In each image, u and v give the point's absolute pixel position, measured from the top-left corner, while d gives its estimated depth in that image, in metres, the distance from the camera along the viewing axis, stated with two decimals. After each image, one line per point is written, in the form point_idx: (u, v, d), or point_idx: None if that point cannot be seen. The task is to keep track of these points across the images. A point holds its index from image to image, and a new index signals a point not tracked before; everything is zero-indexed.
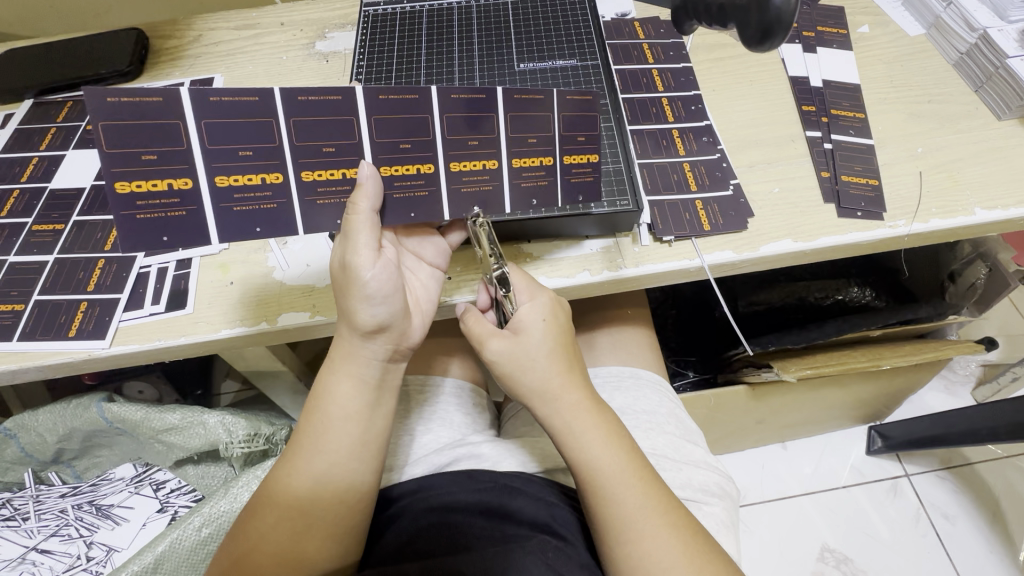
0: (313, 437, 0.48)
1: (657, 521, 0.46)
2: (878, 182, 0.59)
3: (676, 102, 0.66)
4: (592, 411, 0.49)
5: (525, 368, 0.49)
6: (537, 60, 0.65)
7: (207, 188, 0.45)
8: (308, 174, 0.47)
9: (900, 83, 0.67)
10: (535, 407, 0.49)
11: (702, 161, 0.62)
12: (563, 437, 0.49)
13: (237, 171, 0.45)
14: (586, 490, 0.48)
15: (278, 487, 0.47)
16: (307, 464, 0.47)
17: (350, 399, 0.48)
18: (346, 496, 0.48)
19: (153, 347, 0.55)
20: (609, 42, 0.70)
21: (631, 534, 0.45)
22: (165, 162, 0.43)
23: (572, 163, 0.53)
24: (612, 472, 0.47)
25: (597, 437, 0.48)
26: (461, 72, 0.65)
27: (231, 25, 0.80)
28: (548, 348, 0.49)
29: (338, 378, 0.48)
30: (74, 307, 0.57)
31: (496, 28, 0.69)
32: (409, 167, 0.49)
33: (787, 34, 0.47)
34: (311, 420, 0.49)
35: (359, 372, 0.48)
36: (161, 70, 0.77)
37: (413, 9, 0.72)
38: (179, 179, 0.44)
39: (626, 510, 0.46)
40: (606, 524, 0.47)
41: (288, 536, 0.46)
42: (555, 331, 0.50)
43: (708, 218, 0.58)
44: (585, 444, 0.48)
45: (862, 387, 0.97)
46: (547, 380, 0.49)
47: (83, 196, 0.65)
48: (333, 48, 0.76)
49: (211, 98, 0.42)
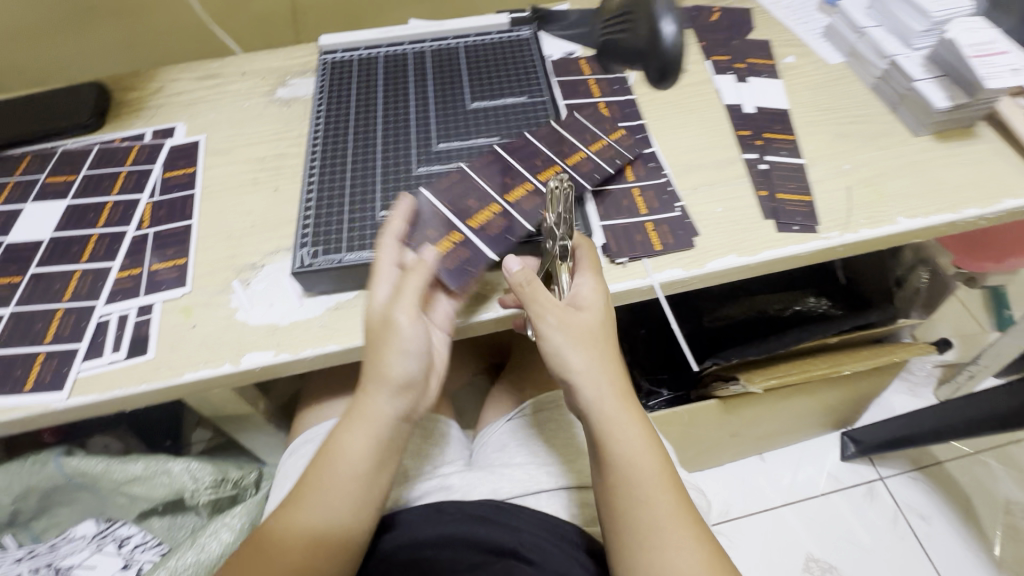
0: (323, 490, 0.49)
1: (686, 541, 0.47)
2: (812, 198, 0.64)
3: (627, 131, 0.68)
4: (623, 398, 0.51)
5: (589, 343, 0.50)
6: (490, 98, 0.69)
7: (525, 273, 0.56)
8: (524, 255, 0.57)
9: (824, 107, 0.73)
10: (576, 394, 0.51)
11: (650, 186, 0.65)
12: (606, 439, 0.50)
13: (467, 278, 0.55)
14: (617, 505, 0.49)
15: (273, 534, 0.48)
16: (297, 516, 0.48)
17: (361, 459, 0.50)
18: (338, 553, 0.48)
19: (113, 396, 0.54)
20: (559, 80, 0.74)
21: (659, 553, 0.47)
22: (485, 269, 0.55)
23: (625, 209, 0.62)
24: (646, 478, 0.49)
25: (636, 438, 0.50)
26: (418, 113, 0.68)
27: (192, 76, 0.84)
28: (605, 325, 0.52)
29: (353, 435, 0.50)
30: (32, 360, 0.56)
31: (451, 69, 0.73)
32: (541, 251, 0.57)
33: (678, 70, 0.53)
34: (320, 472, 0.50)
35: (375, 432, 0.50)
36: (123, 121, 0.79)
37: (371, 55, 0.75)
38: None
39: (654, 522, 0.48)
40: (637, 543, 0.47)
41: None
42: (609, 312, 0.52)
43: (659, 239, 0.61)
44: (620, 449, 0.49)
45: (828, 393, 1.01)
46: (590, 367, 0.50)
47: (41, 248, 0.65)
48: (295, 94, 0.79)
49: (481, 220, 0.57)
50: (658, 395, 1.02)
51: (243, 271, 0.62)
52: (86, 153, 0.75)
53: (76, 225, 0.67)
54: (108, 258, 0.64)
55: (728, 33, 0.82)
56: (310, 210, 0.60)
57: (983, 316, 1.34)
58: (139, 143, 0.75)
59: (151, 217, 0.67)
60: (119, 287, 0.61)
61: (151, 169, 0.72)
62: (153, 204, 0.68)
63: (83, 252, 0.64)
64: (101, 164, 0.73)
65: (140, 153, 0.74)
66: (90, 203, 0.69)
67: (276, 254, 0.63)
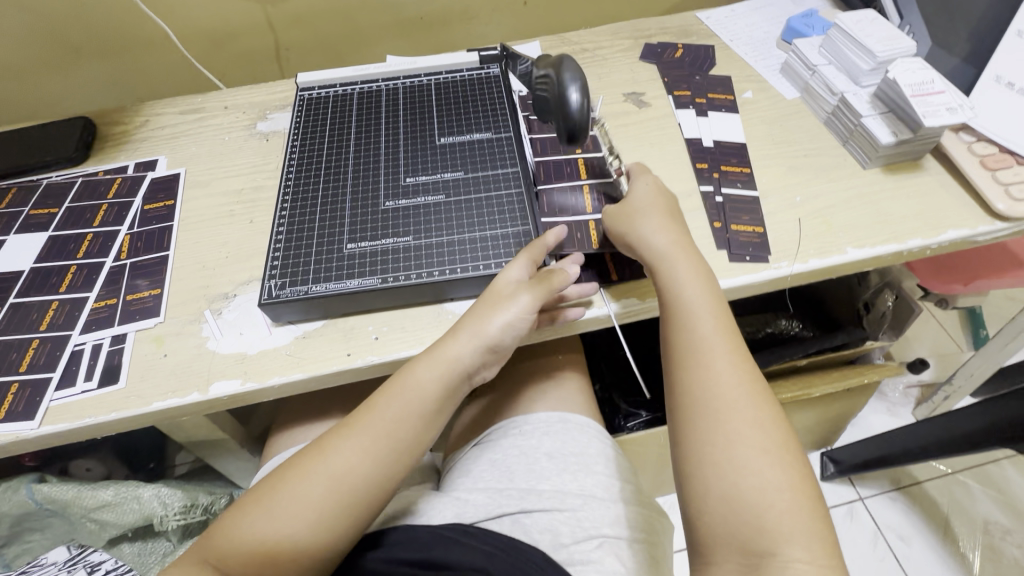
0: (383, 417, 0.53)
1: (760, 411, 0.49)
2: (764, 230, 0.66)
3: (591, 162, 0.71)
4: (716, 308, 0.55)
5: (674, 259, 0.57)
6: (458, 134, 0.72)
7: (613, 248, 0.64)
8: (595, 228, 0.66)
9: (779, 140, 0.76)
10: (669, 290, 0.56)
11: None
12: (686, 308, 0.55)
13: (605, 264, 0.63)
14: (689, 383, 0.51)
15: (249, 524, 0.48)
16: (354, 445, 0.51)
17: (426, 399, 0.54)
18: (348, 508, 0.50)
19: (83, 425, 0.56)
20: (528, 119, 0.77)
21: (729, 410, 0.49)
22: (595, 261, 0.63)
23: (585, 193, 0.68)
24: (719, 373, 0.51)
25: (716, 336, 0.53)
26: (388, 148, 0.71)
27: (176, 110, 0.87)
28: (687, 247, 0.59)
29: (427, 372, 0.54)
30: (5, 389, 0.58)
31: (421, 106, 0.76)
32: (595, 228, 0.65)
33: (583, 135, 0.55)
34: (376, 410, 0.53)
35: (448, 374, 0.54)
36: (107, 154, 0.82)
37: (346, 91, 0.78)
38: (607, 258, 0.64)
39: (727, 386, 0.50)
40: (711, 399, 0.50)
41: (325, 506, 0.49)
42: (691, 240, 0.60)
43: (616, 270, 0.63)
44: (705, 314, 0.54)
45: (800, 415, 1.03)
46: (684, 272, 0.57)
47: (21, 278, 0.67)
48: (274, 128, 0.83)
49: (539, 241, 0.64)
50: (637, 416, 1.00)
51: (215, 301, 0.64)
52: (69, 185, 0.77)
53: (57, 256, 0.69)
54: (85, 288, 0.66)
55: (691, 69, 0.86)
56: (279, 243, 0.62)
57: (959, 336, 1.35)
58: (121, 176, 0.78)
59: (129, 249, 0.69)
60: (94, 317, 0.63)
61: (132, 201, 0.74)
62: (132, 235, 0.71)
63: (61, 282, 0.67)
64: (84, 197, 0.76)
65: (122, 185, 0.76)
66: (70, 234, 0.71)
67: (248, 284, 0.65)
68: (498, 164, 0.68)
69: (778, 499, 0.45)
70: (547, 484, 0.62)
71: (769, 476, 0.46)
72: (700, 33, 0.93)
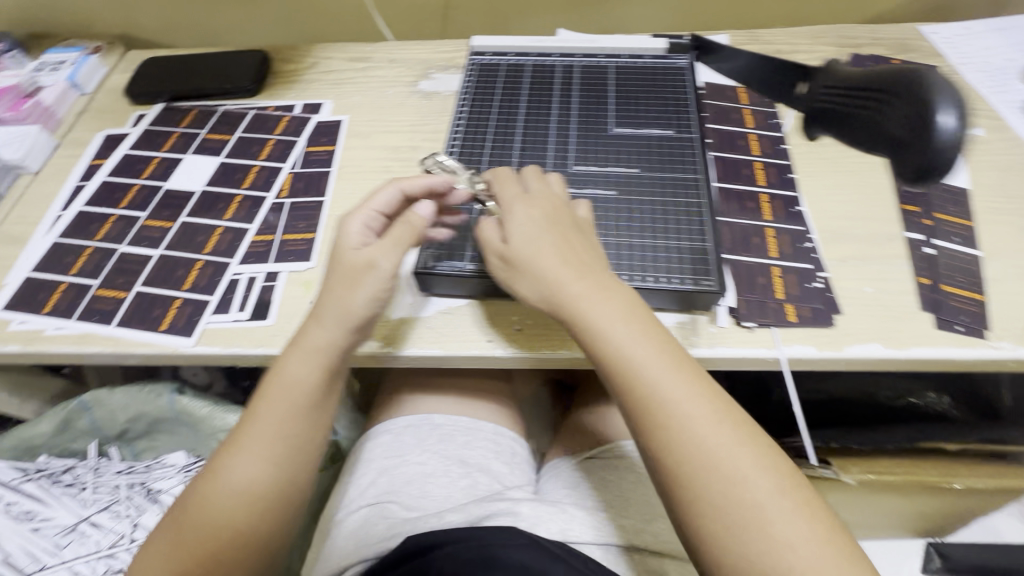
0: (273, 413, 0.50)
1: (730, 433, 0.43)
2: (985, 298, 0.56)
3: (777, 201, 0.64)
4: (657, 342, 0.46)
5: (536, 263, 0.49)
6: (635, 126, 0.66)
7: (794, 296, 0.57)
8: (776, 273, 0.58)
9: (1013, 194, 0.63)
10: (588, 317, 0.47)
11: (794, 268, 0.59)
12: (580, 310, 0.47)
13: (781, 314, 0.56)
14: (682, 470, 0.42)
15: (196, 515, 0.49)
16: (241, 457, 0.49)
17: (296, 378, 0.51)
18: (256, 504, 0.49)
19: (232, 352, 0.58)
20: (715, 128, 0.70)
21: (725, 479, 0.41)
22: (773, 311, 0.56)
23: (770, 237, 0.61)
24: (715, 444, 0.42)
25: (703, 406, 0.43)
26: (558, 129, 0.66)
27: (344, 56, 0.87)
28: (558, 259, 0.49)
29: (289, 359, 0.51)
30: (169, 303, 0.61)
31: (598, 89, 0.70)
32: (774, 276, 0.58)
33: (944, 174, 0.50)
34: (256, 401, 0.51)
35: (302, 360, 0.51)
36: (278, 90, 0.84)
37: (519, 62, 0.74)
38: (788, 310, 0.56)
39: (684, 423, 0.43)
40: (665, 447, 0.43)
41: (234, 507, 0.48)
42: (554, 250, 0.49)
43: (795, 311, 0.56)
44: (620, 334, 0.46)
45: (929, 501, 0.91)
46: (557, 270, 0.49)
47: (192, 198, 0.70)
48: (436, 89, 0.81)
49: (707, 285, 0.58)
50: None
51: None
52: (242, 116, 0.80)
53: (224, 183, 0.72)
54: (247, 220, 0.68)
55: None
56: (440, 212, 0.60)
57: None
58: (289, 114, 0.79)
59: (290, 189, 0.70)
60: (252, 250, 0.65)
61: (296, 141, 0.76)
62: (293, 175, 0.72)
63: (226, 209, 0.69)
64: (253, 129, 0.78)
65: (288, 124, 0.78)
66: (238, 164, 0.74)
67: None
68: (677, 166, 0.62)
69: (794, 546, 0.38)
70: (650, 530, 0.59)
71: (784, 532, 0.39)
72: (922, 50, 0.79)
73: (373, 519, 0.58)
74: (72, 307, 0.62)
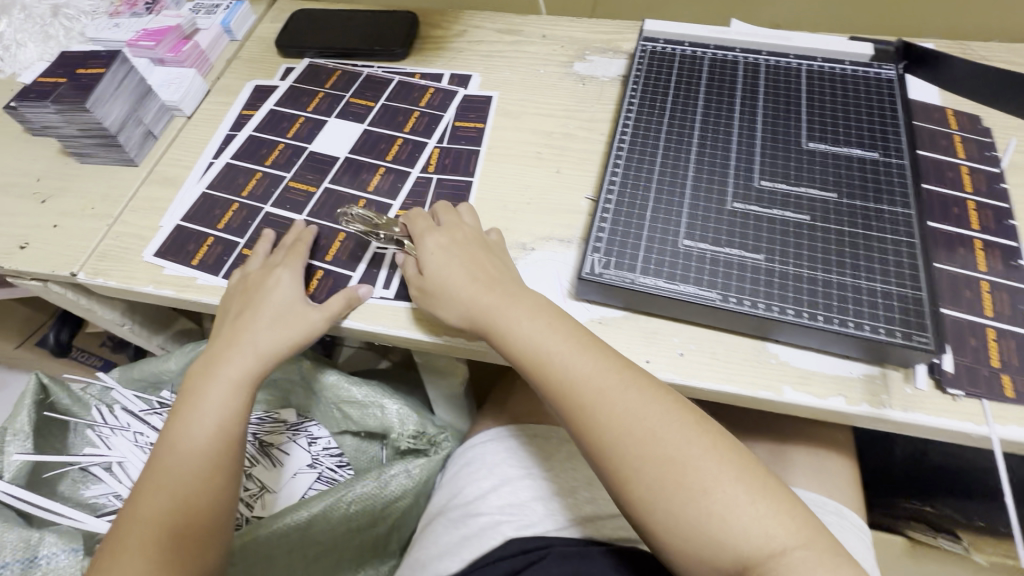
0: (202, 381, 0.55)
1: (635, 397, 0.46)
2: None
3: (994, 250, 0.55)
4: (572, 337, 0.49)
5: (447, 281, 0.53)
6: (832, 142, 0.59)
7: (1012, 368, 0.49)
8: (992, 335, 0.50)
9: None
10: (503, 333, 0.50)
11: (1016, 333, 0.50)
12: (495, 321, 0.51)
13: (995, 386, 0.48)
14: (642, 479, 0.44)
15: (161, 473, 0.52)
16: (203, 398, 0.55)
17: (225, 349, 0.56)
18: (206, 453, 0.53)
19: (378, 331, 0.56)
20: (920, 155, 0.61)
21: (677, 470, 0.44)
22: (985, 382, 0.48)
23: (986, 292, 0.52)
24: (670, 442, 0.45)
25: (653, 407, 0.46)
26: (741, 136, 0.60)
27: (494, 27, 0.83)
28: (457, 258, 0.54)
29: (224, 342, 0.56)
30: (312, 272, 0.60)
31: (788, 94, 0.63)
32: (990, 339, 0.50)
33: None
34: (195, 383, 0.56)
35: (235, 341, 0.56)
36: (424, 57, 0.80)
37: (696, 53, 0.67)
38: (1004, 383, 0.48)
39: (595, 406, 0.47)
40: (616, 457, 0.45)
41: (189, 456, 0.52)
42: (450, 253, 0.54)
43: (1013, 385, 0.48)
44: (524, 330, 0.50)
45: None
46: (459, 277, 0.53)
47: (337, 164, 0.69)
48: (592, 73, 0.75)
49: None
50: None
51: (512, 249, 0.60)
52: (388, 81, 0.77)
53: (369, 152, 0.70)
54: (390, 196, 0.66)
55: None
56: (607, 214, 0.55)
57: None
58: (435, 85, 0.76)
59: (435, 165, 0.68)
60: None
61: (442, 115, 0.72)
62: (440, 150, 0.69)
63: (370, 180, 0.67)
64: (399, 98, 0.75)
65: (434, 97, 0.75)
66: (382, 135, 0.71)
67: (548, 241, 0.60)
68: (881, 196, 0.55)
69: (717, 505, 0.42)
70: None
71: (729, 504, 0.42)
72: None
73: (491, 526, 0.58)
74: (219, 264, 0.62)
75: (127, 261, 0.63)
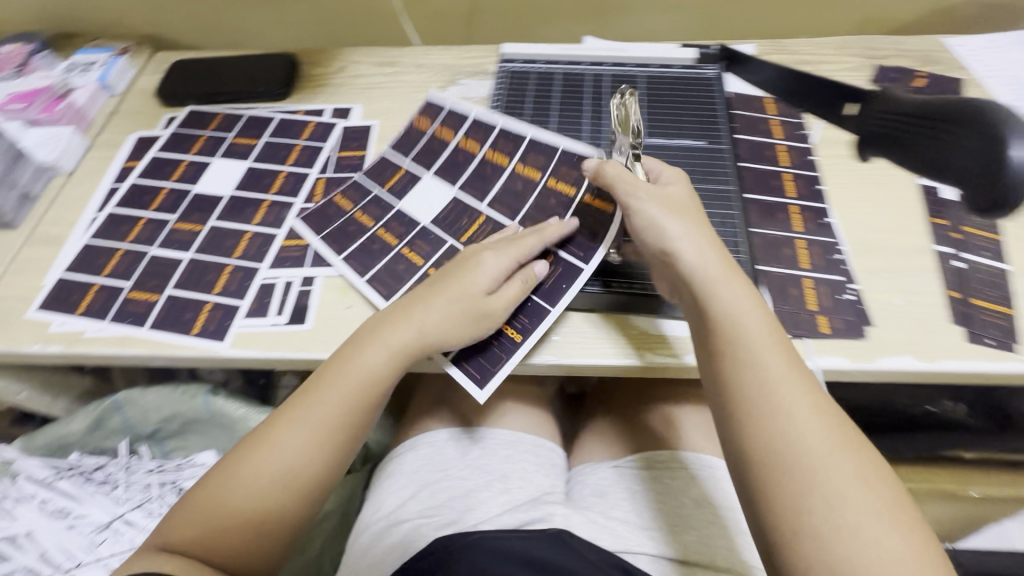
0: (325, 402, 0.53)
1: (802, 405, 0.43)
2: (1013, 312, 0.57)
3: (807, 213, 0.64)
4: (767, 317, 0.48)
5: (717, 284, 0.49)
6: (666, 136, 0.67)
7: (824, 308, 0.58)
8: (807, 284, 0.59)
9: None
10: (725, 329, 0.47)
11: (826, 280, 0.59)
12: (716, 291, 0.49)
13: (812, 326, 0.57)
14: (761, 474, 0.42)
15: (242, 475, 0.51)
16: (327, 398, 0.53)
17: (371, 361, 0.54)
18: (299, 479, 0.51)
19: (271, 356, 0.59)
20: (745, 139, 0.71)
21: (803, 470, 0.41)
22: (805, 323, 0.57)
23: (801, 248, 0.62)
24: (816, 449, 0.41)
25: (816, 424, 0.42)
26: (591, 138, 0.68)
27: (371, 61, 0.88)
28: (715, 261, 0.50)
29: (374, 348, 0.55)
30: (200, 306, 0.62)
31: (629, 99, 0.71)
32: (806, 287, 0.59)
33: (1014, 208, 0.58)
34: (325, 380, 0.54)
35: (383, 344, 0.55)
36: (306, 95, 0.84)
37: (547, 69, 0.76)
38: (820, 322, 0.57)
39: (791, 410, 0.43)
40: (750, 445, 0.43)
41: (276, 477, 0.51)
42: (716, 250, 0.51)
43: (828, 322, 0.57)
44: (729, 304, 0.48)
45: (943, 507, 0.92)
46: (703, 255, 0.50)
47: (221, 203, 0.71)
48: (464, 94, 0.81)
49: None
50: None
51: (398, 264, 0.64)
52: (269, 120, 0.80)
53: (253, 188, 0.73)
54: (275, 225, 0.69)
55: None
56: None
57: None
58: (317, 119, 0.80)
59: (320, 193, 0.71)
60: (285, 254, 0.66)
61: (324, 147, 0.76)
62: (324, 180, 0.73)
63: (255, 214, 0.70)
64: (280, 135, 0.78)
65: (315, 129, 0.79)
66: (266, 169, 0.74)
67: None
68: (708, 179, 0.63)
69: (877, 544, 0.38)
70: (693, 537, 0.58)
71: (868, 526, 0.38)
72: (946, 62, 0.80)
73: (408, 535, 0.60)
74: (105, 309, 0.63)
75: (11, 324, 0.63)
